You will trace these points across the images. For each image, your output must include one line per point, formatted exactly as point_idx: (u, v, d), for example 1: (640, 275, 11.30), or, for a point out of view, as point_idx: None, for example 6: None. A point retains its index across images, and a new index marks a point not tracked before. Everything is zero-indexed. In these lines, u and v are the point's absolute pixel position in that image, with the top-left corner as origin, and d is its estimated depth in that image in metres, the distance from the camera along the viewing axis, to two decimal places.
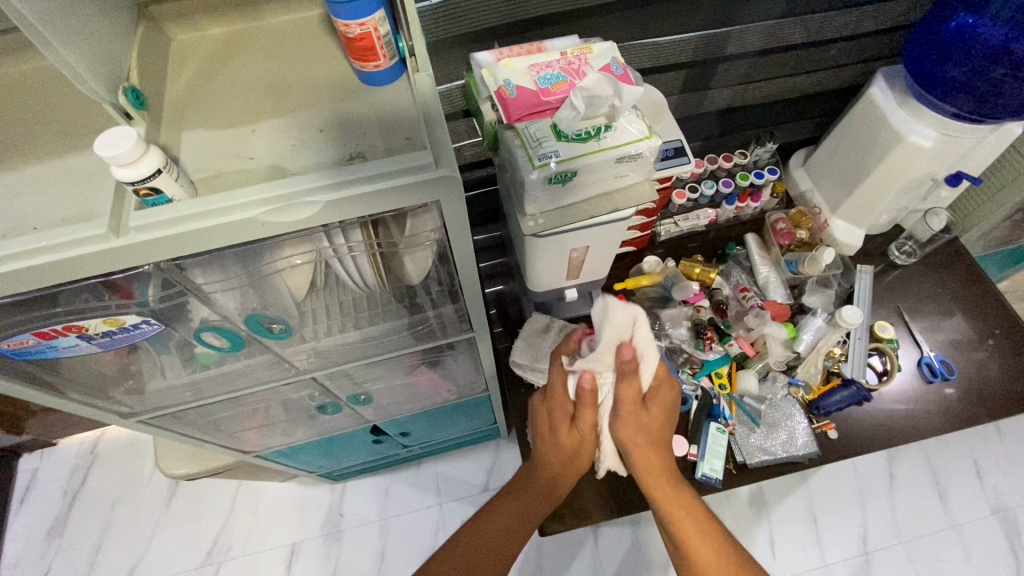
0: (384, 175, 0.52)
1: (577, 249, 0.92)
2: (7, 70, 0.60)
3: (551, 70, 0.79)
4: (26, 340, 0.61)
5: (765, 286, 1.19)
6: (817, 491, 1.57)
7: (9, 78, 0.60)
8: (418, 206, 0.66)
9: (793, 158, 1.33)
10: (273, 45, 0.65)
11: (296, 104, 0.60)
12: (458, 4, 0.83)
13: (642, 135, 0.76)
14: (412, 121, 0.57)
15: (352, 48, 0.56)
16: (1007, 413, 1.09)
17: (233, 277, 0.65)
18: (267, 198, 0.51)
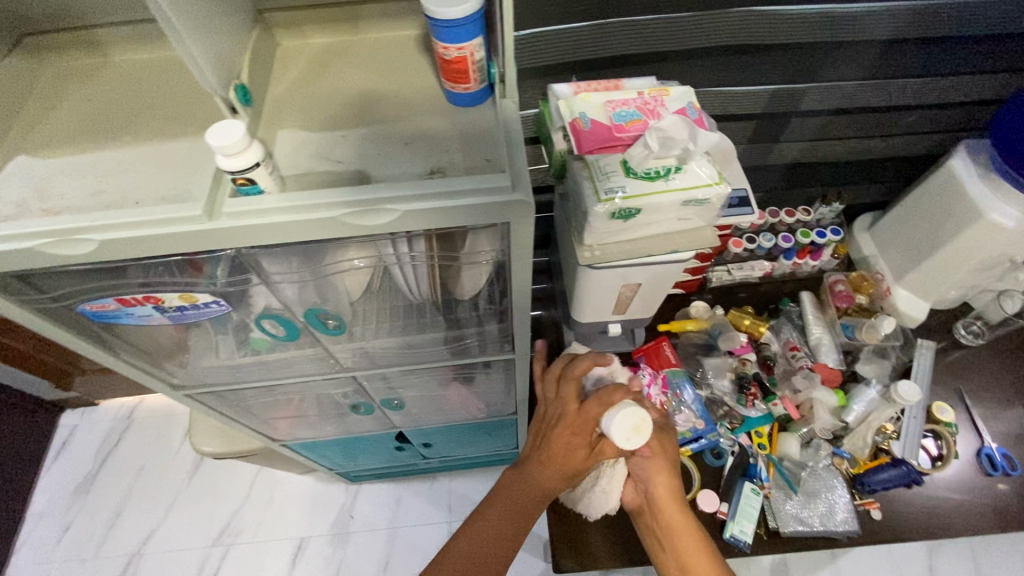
0: (463, 191, 0.54)
1: (628, 286, 0.91)
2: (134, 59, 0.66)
3: (626, 108, 0.80)
4: (108, 304, 0.65)
5: (818, 348, 1.14)
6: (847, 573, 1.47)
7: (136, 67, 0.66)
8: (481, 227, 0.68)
9: (858, 221, 1.29)
10: (369, 59, 0.69)
11: (385, 116, 0.63)
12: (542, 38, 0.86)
13: (712, 181, 0.76)
14: (493, 144, 0.59)
15: (446, 68, 0.58)
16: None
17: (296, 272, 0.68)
18: (350, 202, 0.53)
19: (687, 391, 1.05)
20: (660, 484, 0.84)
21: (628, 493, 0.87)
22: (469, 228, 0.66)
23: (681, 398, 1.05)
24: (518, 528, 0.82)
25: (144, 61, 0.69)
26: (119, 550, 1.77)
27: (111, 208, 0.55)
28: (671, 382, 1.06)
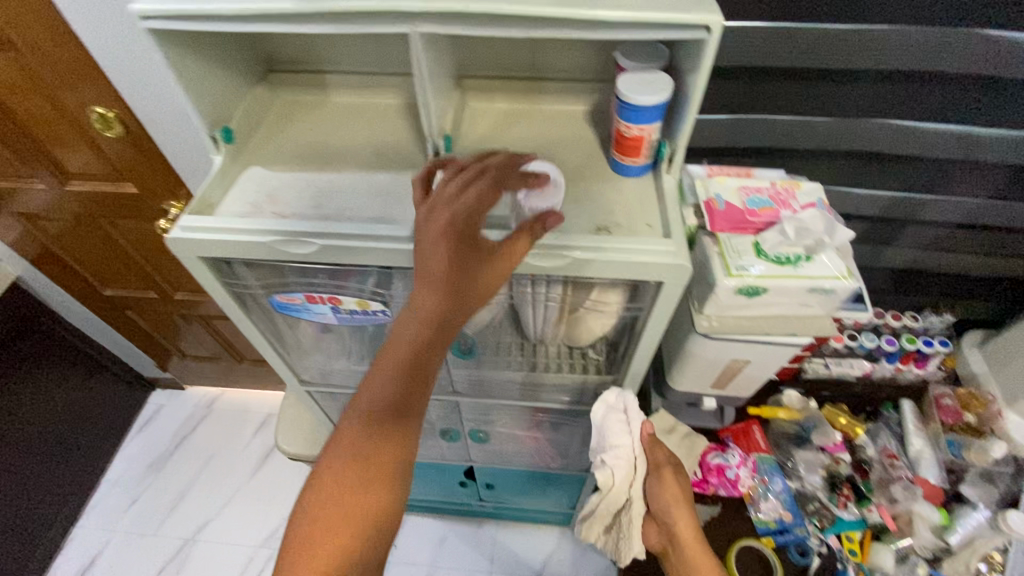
0: (632, 249, 0.61)
1: (736, 361, 0.93)
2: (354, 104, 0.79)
3: (759, 195, 0.86)
4: (295, 298, 0.74)
5: (917, 460, 1.10)
6: None
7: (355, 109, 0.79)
8: (609, 282, 0.73)
9: (967, 337, 1.26)
10: (543, 125, 0.79)
11: (557, 176, 0.72)
12: None
13: (842, 273, 0.79)
14: (653, 211, 0.66)
15: (623, 141, 0.67)
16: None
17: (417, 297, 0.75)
18: (533, 245, 0.62)
19: (777, 479, 1.04)
20: (676, 519, 0.84)
21: (651, 536, 0.88)
22: (599, 283, 0.73)
23: (769, 486, 1.04)
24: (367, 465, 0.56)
25: (359, 104, 0.83)
26: (175, 532, 1.85)
27: (331, 220, 0.66)
28: (760, 467, 1.06)
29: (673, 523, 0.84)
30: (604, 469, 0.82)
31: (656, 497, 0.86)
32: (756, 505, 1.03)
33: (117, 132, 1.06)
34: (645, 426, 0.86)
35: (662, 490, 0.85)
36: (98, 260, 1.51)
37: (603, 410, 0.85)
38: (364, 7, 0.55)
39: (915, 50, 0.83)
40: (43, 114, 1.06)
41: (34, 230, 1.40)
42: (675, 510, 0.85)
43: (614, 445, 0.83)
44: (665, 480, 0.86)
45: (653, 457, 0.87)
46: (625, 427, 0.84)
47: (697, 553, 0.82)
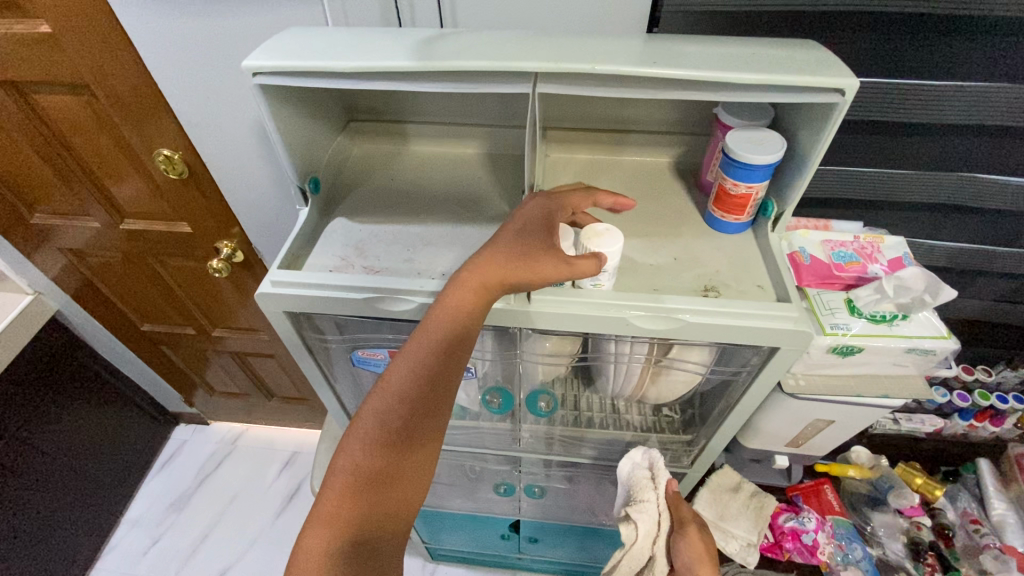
0: (749, 313, 0.58)
1: (819, 420, 0.89)
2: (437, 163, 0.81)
3: (844, 249, 0.83)
4: (378, 353, 0.73)
5: (1000, 526, 1.06)
6: None
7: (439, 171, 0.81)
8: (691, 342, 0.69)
9: None
10: (629, 179, 0.78)
11: (651, 231, 0.70)
12: None
13: (942, 334, 0.76)
14: (760, 272, 0.64)
15: (730, 199, 0.65)
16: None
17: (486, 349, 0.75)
18: (644, 307, 0.59)
19: (855, 545, 0.99)
20: None
21: None
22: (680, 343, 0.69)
23: (847, 552, 0.99)
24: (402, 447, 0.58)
25: (438, 155, 0.83)
26: None
27: (424, 275, 0.64)
28: (837, 531, 1.00)
29: None
30: (628, 522, 0.76)
31: (676, 553, 0.75)
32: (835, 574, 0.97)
33: (180, 173, 1.03)
34: (670, 483, 0.78)
35: (686, 548, 0.74)
36: (139, 296, 1.46)
37: (630, 465, 0.79)
38: (484, 67, 0.55)
39: (1003, 107, 0.82)
40: (102, 148, 1.00)
41: (78, 265, 1.35)
42: (699, 569, 0.72)
43: (639, 498, 0.76)
44: (687, 534, 0.75)
45: (677, 512, 0.78)
46: (652, 484, 0.76)
47: None
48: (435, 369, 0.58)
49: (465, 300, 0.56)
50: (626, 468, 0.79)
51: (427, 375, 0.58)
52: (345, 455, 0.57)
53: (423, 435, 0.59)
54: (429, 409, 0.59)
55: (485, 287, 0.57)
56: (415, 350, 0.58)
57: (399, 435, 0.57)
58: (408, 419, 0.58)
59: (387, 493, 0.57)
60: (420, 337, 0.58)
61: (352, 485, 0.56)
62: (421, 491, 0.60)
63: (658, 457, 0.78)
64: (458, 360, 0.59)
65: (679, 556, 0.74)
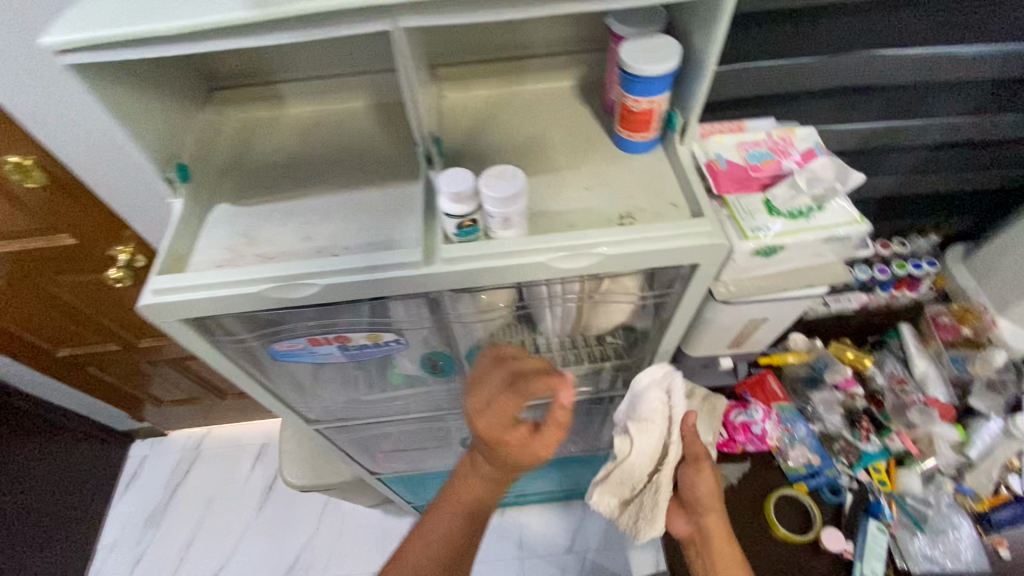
0: (662, 235, 0.57)
1: (753, 319, 0.92)
2: (327, 121, 0.74)
3: (759, 149, 0.83)
4: (298, 343, 0.68)
5: (924, 381, 1.13)
6: None
7: (330, 129, 0.73)
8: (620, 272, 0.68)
9: (950, 253, 1.29)
10: (533, 109, 0.73)
11: (563, 163, 0.66)
12: None
13: (854, 217, 0.78)
14: (674, 190, 0.62)
15: (633, 116, 0.62)
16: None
17: (413, 318, 0.71)
18: (559, 248, 0.56)
19: (800, 425, 1.06)
20: (711, 518, 0.77)
21: (678, 523, 0.81)
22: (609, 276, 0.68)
23: (793, 432, 1.06)
24: (468, 536, 0.71)
25: (325, 116, 0.75)
26: None
27: (324, 253, 0.59)
28: (782, 416, 1.07)
29: (705, 518, 0.77)
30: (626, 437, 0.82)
31: (692, 488, 0.79)
32: (784, 454, 1.05)
33: (39, 181, 0.91)
34: (690, 415, 0.80)
35: (699, 487, 0.78)
36: (43, 322, 1.33)
37: (647, 380, 0.83)
38: (331, 4, 0.47)
39: None
40: None
41: None
42: (708, 508, 0.77)
43: (646, 417, 0.81)
44: (700, 470, 0.79)
45: (692, 448, 0.80)
46: (665, 404, 0.81)
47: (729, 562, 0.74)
48: (495, 481, 0.69)
49: (496, 429, 0.62)
50: (642, 389, 0.83)
51: (491, 486, 0.70)
52: (423, 542, 0.70)
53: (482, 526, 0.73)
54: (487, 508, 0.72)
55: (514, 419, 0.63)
56: (480, 464, 0.68)
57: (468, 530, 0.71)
58: (473, 520, 0.71)
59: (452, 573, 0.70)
60: (480, 458, 0.68)
61: (420, 570, 0.68)
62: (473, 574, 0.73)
63: (677, 382, 0.82)
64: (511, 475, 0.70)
65: (691, 493, 0.79)
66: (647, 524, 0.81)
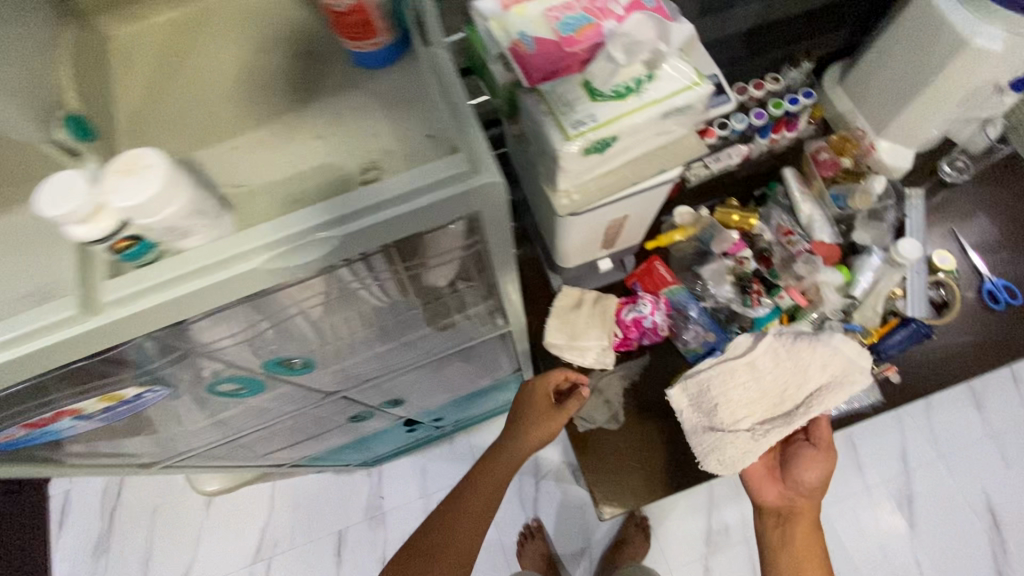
0: (409, 192, 0.41)
1: (615, 220, 0.83)
2: None
3: (572, 13, 0.65)
4: (17, 431, 0.60)
5: (810, 225, 1.08)
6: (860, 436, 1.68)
7: None
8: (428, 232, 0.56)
9: (828, 76, 1.18)
10: (236, 29, 0.52)
11: (281, 106, 0.48)
12: None
13: (691, 82, 0.64)
14: (429, 114, 0.45)
15: (340, 23, 0.43)
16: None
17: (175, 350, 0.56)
18: (270, 245, 0.40)
19: (692, 306, 1.02)
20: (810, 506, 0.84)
21: (771, 492, 0.86)
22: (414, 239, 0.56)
23: (686, 314, 1.02)
24: (488, 502, 0.88)
25: None
26: None
27: None
28: (674, 300, 1.02)
29: (802, 500, 0.84)
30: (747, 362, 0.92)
31: (803, 473, 0.84)
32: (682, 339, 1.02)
33: None
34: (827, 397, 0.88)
35: (813, 471, 0.83)
36: None
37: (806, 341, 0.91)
38: None
39: None
40: None
41: None
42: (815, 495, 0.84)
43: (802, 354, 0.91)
44: (821, 457, 0.84)
45: (820, 433, 0.86)
46: (811, 356, 0.91)
47: (810, 546, 0.81)
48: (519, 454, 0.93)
49: (539, 407, 0.94)
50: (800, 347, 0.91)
51: (516, 457, 0.92)
52: (455, 508, 0.88)
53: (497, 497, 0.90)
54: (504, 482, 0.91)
55: (547, 395, 0.94)
56: (514, 440, 0.93)
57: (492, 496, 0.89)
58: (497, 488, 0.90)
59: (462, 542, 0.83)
60: (517, 433, 0.94)
61: (447, 520, 0.86)
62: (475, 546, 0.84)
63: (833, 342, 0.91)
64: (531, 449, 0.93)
65: (807, 473, 0.83)
66: (725, 462, 0.88)
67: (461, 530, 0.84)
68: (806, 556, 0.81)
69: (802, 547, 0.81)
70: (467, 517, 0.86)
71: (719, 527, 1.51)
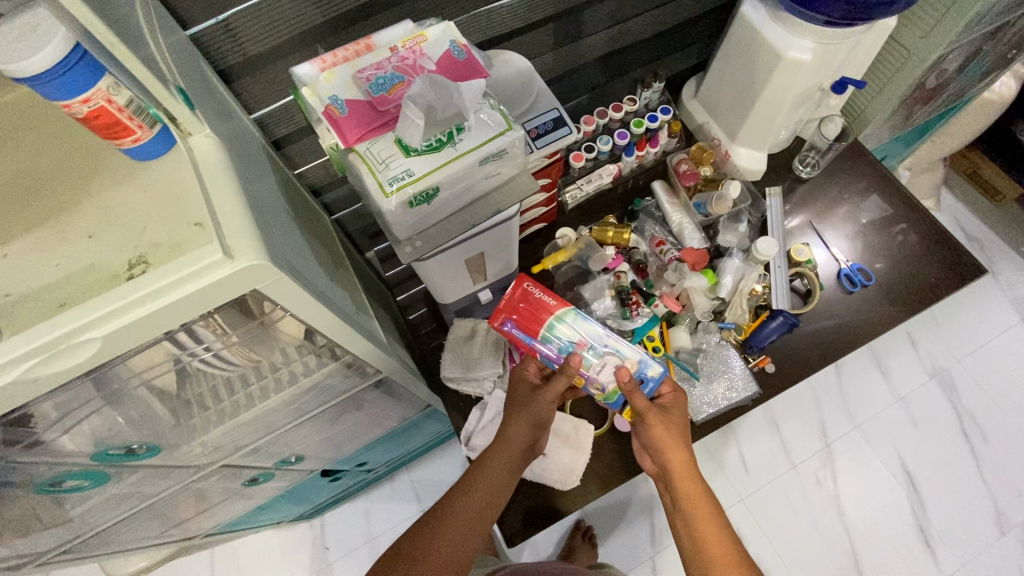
0: (170, 284, 0.43)
1: (473, 256, 0.87)
2: None
3: (383, 73, 0.69)
4: None
5: (680, 233, 1.15)
6: (782, 413, 1.74)
7: None
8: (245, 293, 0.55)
9: (685, 90, 1.26)
10: (12, 132, 0.51)
11: (52, 206, 0.48)
12: (237, 19, 0.67)
13: (502, 128, 0.68)
14: (190, 196, 0.46)
15: (89, 126, 0.44)
16: (979, 276, 1.11)
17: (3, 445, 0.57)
18: (32, 349, 0.41)
19: (590, 330, 0.87)
20: (674, 456, 0.81)
21: None
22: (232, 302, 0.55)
23: (592, 347, 0.87)
24: (485, 506, 0.83)
25: None
26: None
27: None
28: (570, 327, 0.87)
29: (668, 455, 0.81)
30: None
31: None
32: (593, 377, 0.86)
33: None
34: None
35: None
36: None
37: None
38: None
39: None
40: None
41: None
42: (673, 453, 0.80)
43: None
44: None
45: None
46: None
47: (695, 496, 0.79)
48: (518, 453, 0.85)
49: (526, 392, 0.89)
50: None
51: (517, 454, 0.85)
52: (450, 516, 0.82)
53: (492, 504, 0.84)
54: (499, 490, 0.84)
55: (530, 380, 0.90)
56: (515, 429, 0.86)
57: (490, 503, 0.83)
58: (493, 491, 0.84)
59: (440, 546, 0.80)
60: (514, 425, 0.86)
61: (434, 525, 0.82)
62: (465, 548, 0.80)
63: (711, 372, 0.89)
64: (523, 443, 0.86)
65: None
66: None
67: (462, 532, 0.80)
68: (696, 505, 0.79)
69: (686, 491, 0.80)
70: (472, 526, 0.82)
71: (661, 527, 1.53)
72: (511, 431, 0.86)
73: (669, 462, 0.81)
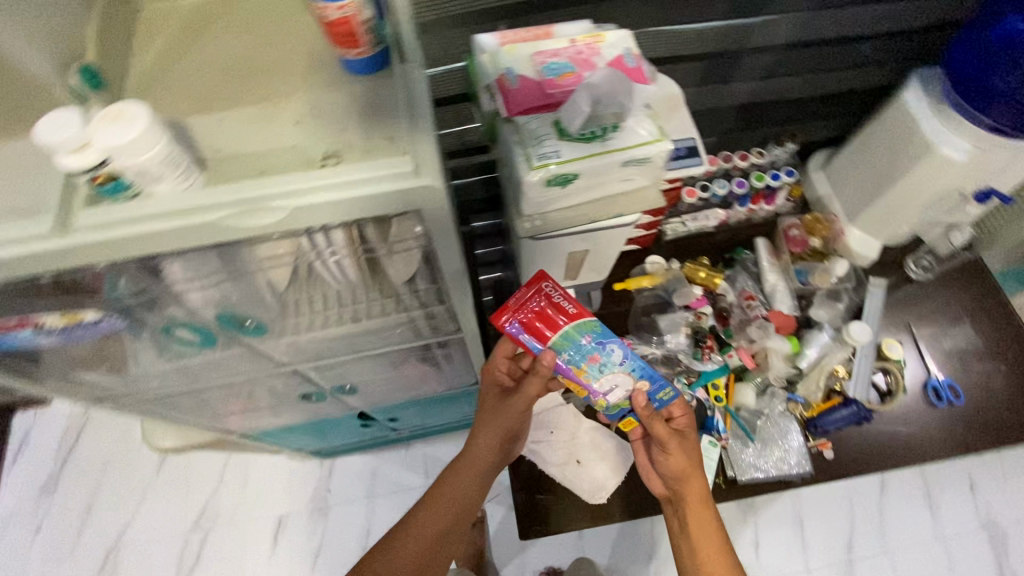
0: (357, 181, 0.48)
1: (576, 252, 0.90)
2: None
3: (557, 60, 0.73)
4: None
5: (772, 294, 1.13)
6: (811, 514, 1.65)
7: None
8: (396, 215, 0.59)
9: (813, 159, 1.25)
10: (250, 20, 0.58)
11: (272, 89, 0.54)
12: None
13: (653, 139, 0.70)
14: (390, 113, 0.51)
15: (328, 31, 0.49)
16: None
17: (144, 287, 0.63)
18: (233, 202, 0.47)
19: (610, 347, 0.72)
20: (689, 483, 0.79)
21: None
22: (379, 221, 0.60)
23: (604, 360, 0.72)
24: (453, 514, 0.85)
25: None
26: (95, 545, 1.44)
27: None
28: (587, 338, 0.72)
29: (684, 482, 0.80)
30: None
31: None
32: (597, 394, 0.73)
33: None
34: None
35: None
36: None
37: None
38: None
39: None
40: None
41: None
42: (687, 478, 0.79)
43: None
44: None
45: None
46: None
47: (703, 524, 0.77)
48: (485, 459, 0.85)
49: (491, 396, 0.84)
50: None
51: (485, 462, 0.86)
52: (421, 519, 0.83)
53: (463, 511, 0.85)
54: (467, 502, 0.85)
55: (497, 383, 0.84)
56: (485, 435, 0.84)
57: (458, 513, 0.85)
58: (461, 501, 0.85)
59: (408, 548, 0.81)
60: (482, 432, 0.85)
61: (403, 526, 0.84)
62: (431, 554, 0.82)
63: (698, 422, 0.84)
64: (488, 450, 0.85)
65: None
66: None
67: (432, 534, 0.83)
68: (703, 533, 0.77)
69: (694, 517, 0.78)
70: (440, 535, 0.83)
71: None
72: (480, 440, 0.85)
73: (680, 484, 0.80)
